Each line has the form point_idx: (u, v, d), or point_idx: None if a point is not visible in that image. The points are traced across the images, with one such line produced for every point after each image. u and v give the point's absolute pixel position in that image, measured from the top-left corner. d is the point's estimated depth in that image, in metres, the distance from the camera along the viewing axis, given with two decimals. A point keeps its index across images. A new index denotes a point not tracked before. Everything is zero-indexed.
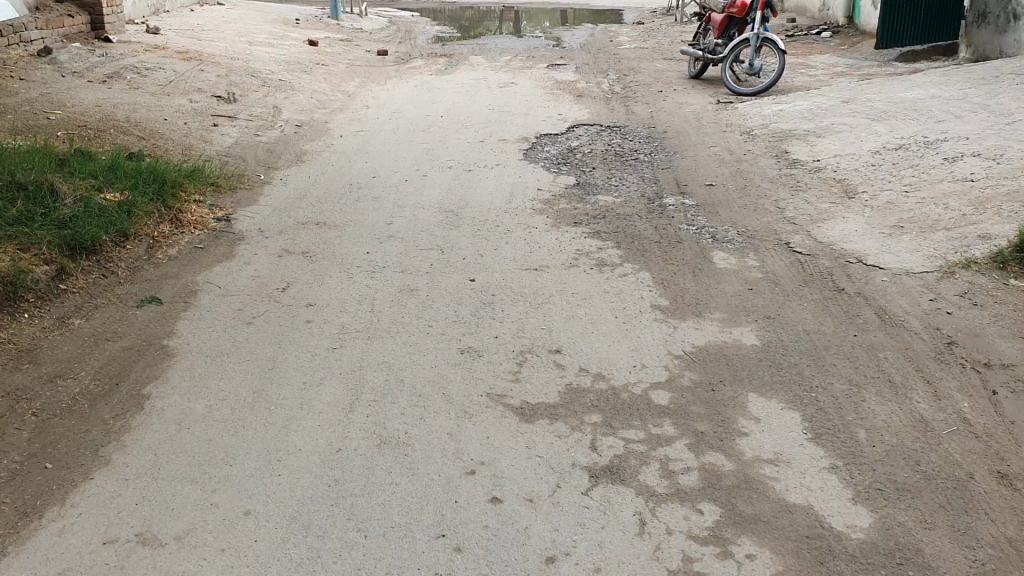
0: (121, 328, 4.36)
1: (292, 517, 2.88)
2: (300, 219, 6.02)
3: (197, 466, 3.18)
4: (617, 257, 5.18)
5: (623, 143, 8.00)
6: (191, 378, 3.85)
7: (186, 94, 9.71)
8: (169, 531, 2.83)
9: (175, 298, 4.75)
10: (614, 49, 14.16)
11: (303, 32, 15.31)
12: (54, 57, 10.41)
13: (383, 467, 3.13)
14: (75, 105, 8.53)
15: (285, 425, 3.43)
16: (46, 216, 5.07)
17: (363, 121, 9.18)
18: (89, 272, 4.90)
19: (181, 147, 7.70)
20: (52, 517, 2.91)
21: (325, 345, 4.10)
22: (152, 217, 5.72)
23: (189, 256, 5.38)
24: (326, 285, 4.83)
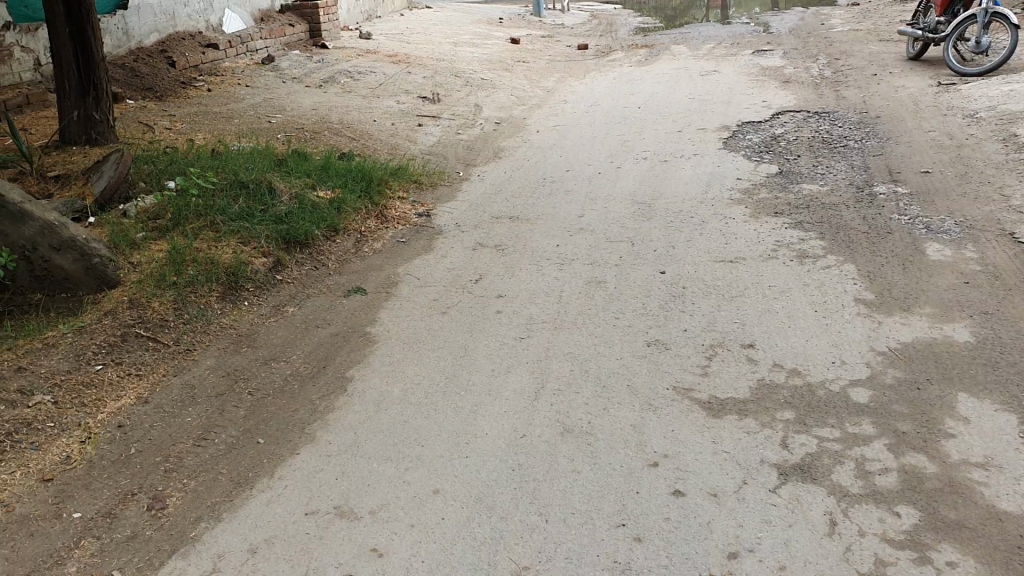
0: (328, 317, 4.64)
1: (478, 498, 2.97)
2: (496, 213, 6.18)
3: (392, 446, 3.34)
4: (819, 248, 4.96)
5: (831, 129, 7.64)
6: (388, 364, 4.05)
7: (394, 96, 10.18)
8: (364, 505, 2.99)
9: (377, 288, 5.00)
10: (825, 33, 13.54)
11: (505, 30, 15.64)
12: (277, 65, 11.22)
13: (567, 454, 3.17)
14: (294, 109, 9.16)
15: (474, 410, 3.54)
16: (265, 212, 5.48)
17: (562, 116, 9.28)
18: (302, 264, 5.26)
19: (387, 146, 8.08)
20: (262, 488, 3.15)
21: (515, 334, 4.19)
22: (360, 213, 6.05)
23: (392, 250, 5.64)
24: (518, 277, 4.92)
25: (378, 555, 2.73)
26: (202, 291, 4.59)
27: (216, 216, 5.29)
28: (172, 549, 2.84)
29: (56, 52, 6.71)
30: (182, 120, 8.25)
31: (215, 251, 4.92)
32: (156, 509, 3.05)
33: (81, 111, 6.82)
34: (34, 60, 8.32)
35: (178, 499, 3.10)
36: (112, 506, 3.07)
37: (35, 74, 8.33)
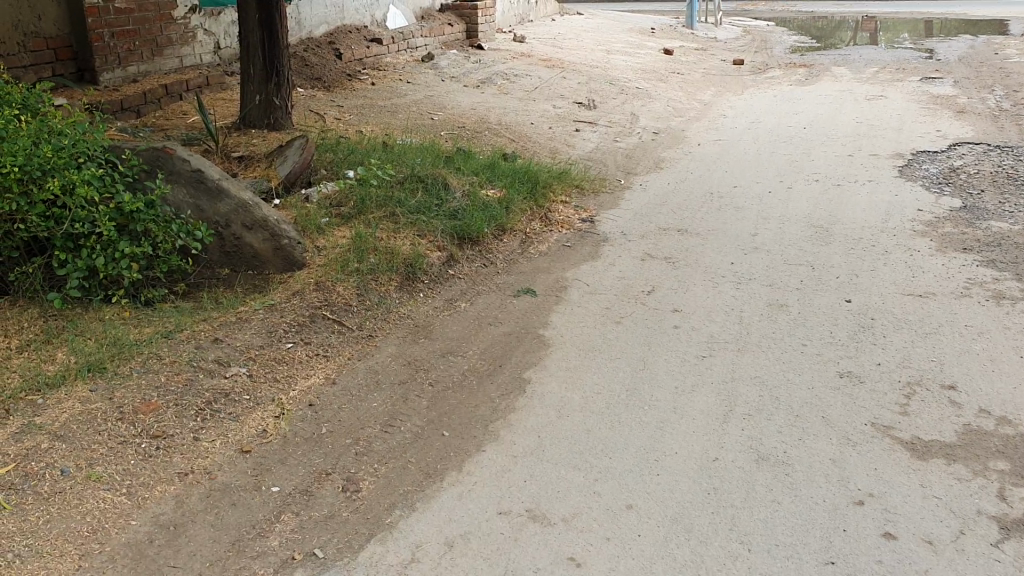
0: (501, 316, 4.65)
1: (674, 518, 2.89)
2: (662, 224, 6.08)
3: (579, 453, 3.30)
4: (1017, 290, 4.69)
5: (1017, 165, 7.25)
6: (565, 370, 4.01)
7: (551, 100, 10.18)
8: (557, 511, 2.96)
9: (548, 291, 4.99)
10: (1000, 63, 12.88)
11: (659, 40, 15.50)
12: (435, 62, 11.40)
13: (764, 484, 3.06)
14: (455, 107, 9.28)
15: (660, 426, 3.46)
16: (439, 207, 5.55)
17: (721, 130, 9.10)
18: (472, 260, 5.29)
19: (547, 149, 8.09)
20: (451, 481, 3.16)
21: (696, 352, 4.09)
22: (526, 214, 6.06)
23: (558, 253, 5.63)
24: (693, 292, 4.83)
25: (577, 564, 2.69)
26: (382, 280, 4.67)
27: (394, 207, 5.39)
28: (369, 534, 2.87)
29: (245, 40, 6.96)
30: (350, 111, 8.46)
31: (394, 242, 5.00)
32: (351, 492, 3.09)
33: (263, 96, 7.05)
34: (215, 43, 8.65)
35: (370, 484, 3.14)
36: (308, 484, 3.12)
37: (215, 56, 8.67)
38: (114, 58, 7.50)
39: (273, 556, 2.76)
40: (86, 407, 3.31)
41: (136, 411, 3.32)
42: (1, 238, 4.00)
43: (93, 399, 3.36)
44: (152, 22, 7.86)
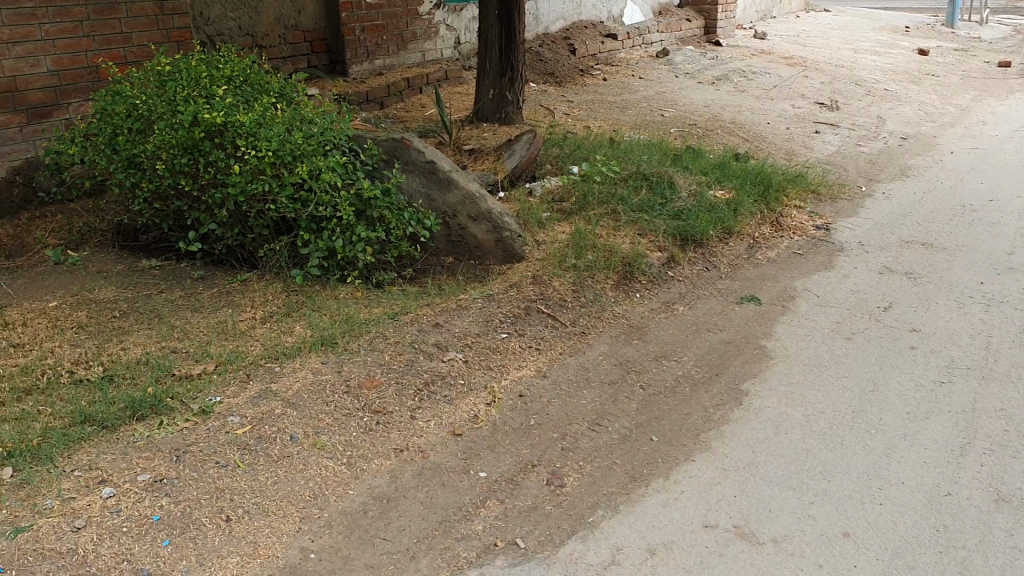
0: (720, 322, 4.51)
1: (897, 553, 2.69)
2: (904, 237, 5.68)
3: (795, 473, 3.13)
4: None
5: None
6: (787, 384, 3.83)
7: (790, 100, 9.77)
8: (767, 531, 2.82)
9: (772, 300, 4.78)
10: None
11: (913, 40, 14.52)
12: (670, 59, 11.26)
13: (1003, 527, 2.78)
14: (687, 105, 9.12)
15: (887, 453, 3.22)
16: (663, 206, 5.46)
17: (979, 138, 8.38)
18: (695, 262, 5.16)
19: (782, 151, 7.77)
20: (657, 487, 3.10)
21: (933, 377, 3.78)
22: (756, 217, 5.84)
23: (788, 261, 5.39)
24: (933, 312, 4.47)
25: None
26: (600, 277, 4.66)
27: (617, 205, 5.37)
28: (571, 530, 2.87)
29: (483, 34, 7.17)
30: (581, 107, 8.51)
31: (615, 240, 4.98)
32: (556, 486, 3.09)
33: (497, 91, 7.22)
34: (456, 38, 8.97)
35: (575, 480, 3.13)
36: (514, 473, 3.16)
37: (455, 51, 8.99)
38: (363, 51, 7.93)
39: (477, 540, 2.82)
40: (316, 378, 3.51)
41: (360, 386, 3.50)
42: (254, 217, 4.33)
43: (322, 371, 3.56)
44: (399, 17, 8.25)
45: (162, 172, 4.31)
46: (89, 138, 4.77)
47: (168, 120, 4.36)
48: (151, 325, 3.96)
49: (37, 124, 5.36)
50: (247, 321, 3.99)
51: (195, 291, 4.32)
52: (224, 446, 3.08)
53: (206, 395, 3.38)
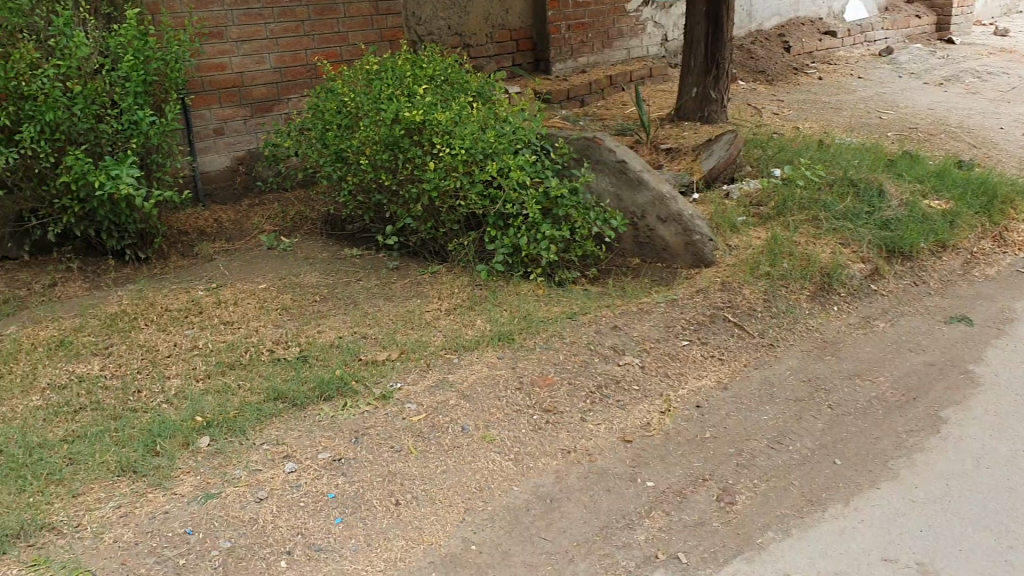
0: (924, 342, 4.20)
1: None
2: None
3: (993, 513, 2.90)
4: None
5: None
6: (993, 415, 3.52)
7: None
8: (954, 572, 2.64)
9: (987, 322, 4.40)
10: None
11: None
12: (895, 57, 10.60)
13: None
14: (909, 107, 8.55)
15: None
16: (870, 215, 5.14)
17: None
18: (901, 277, 4.83)
19: (1015, 159, 7.12)
20: (835, 513, 2.93)
21: None
22: (976, 230, 5.38)
23: (1010, 280, 4.94)
24: None
25: None
26: (794, 288, 4.45)
27: (818, 212, 5.10)
28: (737, 550, 2.76)
29: (688, 32, 7.02)
30: (790, 107, 8.17)
31: (813, 249, 4.74)
32: (725, 503, 2.99)
33: (701, 89, 7.05)
34: (663, 35, 8.85)
35: (747, 498, 3.01)
36: (683, 485, 3.07)
37: (661, 49, 8.87)
38: (568, 49, 7.97)
39: (638, 550, 2.76)
40: (492, 372, 3.57)
41: (534, 383, 3.52)
42: (446, 212, 4.45)
43: (498, 366, 3.62)
44: (606, 15, 8.24)
45: (365, 166, 4.51)
46: (303, 132, 5.07)
47: (372, 117, 4.56)
48: (345, 310, 4.15)
49: (260, 117, 5.75)
50: (433, 312, 4.11)
51: (388, 280, 4.50)
52: (399, 432, 3.18)
53: (387, 381, 3.51)
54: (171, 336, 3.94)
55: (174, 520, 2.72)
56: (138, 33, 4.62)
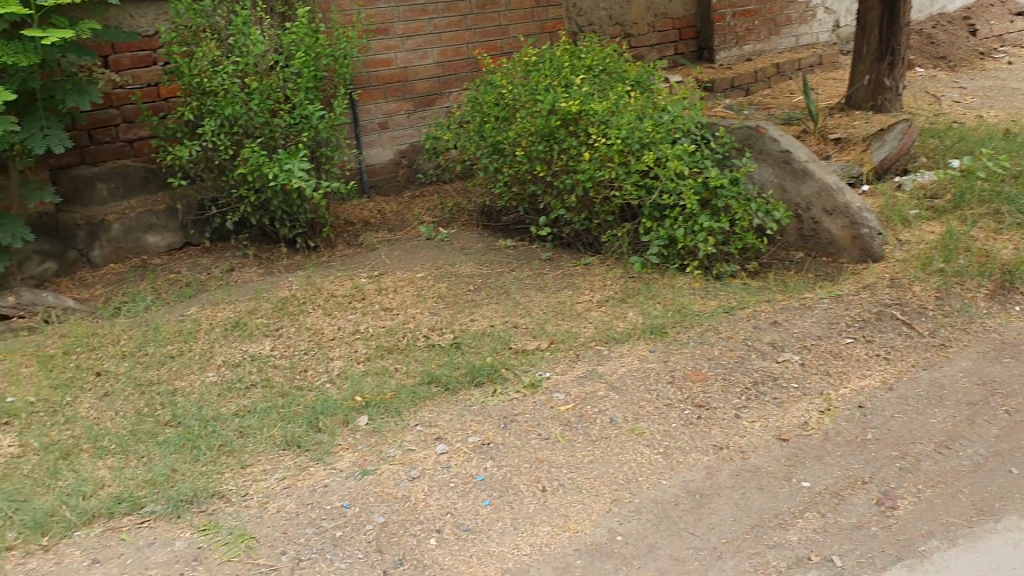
0: None
1: None
2: None
3: None
4: None
5: None
6: None
7: None
8: None
9: None
10: None
11: None
12: None
13: None
14: None
15: None
16: None
17: None
18: None
19: None
20: (1008, 525, 2.75)
21: None
22: None
23: None
24: None
25: None
26: (971, 285, 4.18)
27: (1001, 205, 4.78)
28: (897, 556, 2.64)
29: (861, 17, 6.71)
30: (973, 94, 7.67)
31: (993, 244, 4.44)
32: (886, 507, 2.85)
33: (874, 76, 6.71)
34: (835, 21, 8.46)
35: (910, 504, 2.86)
36: (841, 487, 2.95)
37: (833, 35, 8.46)
38: (732, 37, 7.77)
39: (790, 551, 2.68)
40: (644, 365, 3.54)
41: (686, 377, 3.47)
42: (601, 203, 4.43)
43: (649, 359, 3.58)
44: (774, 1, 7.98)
45: (521, 157, 4.57)
46: (462, 125, 5.13)
47: (530, 108, 4.60)
48: (498, 300, 4.21)
49: (422, 111, 5.87)
50: (585, 303, 4.10)
51: (542, 271, 4.53)
52: (548, 420, 3.21)
53: (537, 370, 3.54)
54: (334, 321, 4.11)
55: (333, 494, 2.84)
56: (310, 31, 4.84)
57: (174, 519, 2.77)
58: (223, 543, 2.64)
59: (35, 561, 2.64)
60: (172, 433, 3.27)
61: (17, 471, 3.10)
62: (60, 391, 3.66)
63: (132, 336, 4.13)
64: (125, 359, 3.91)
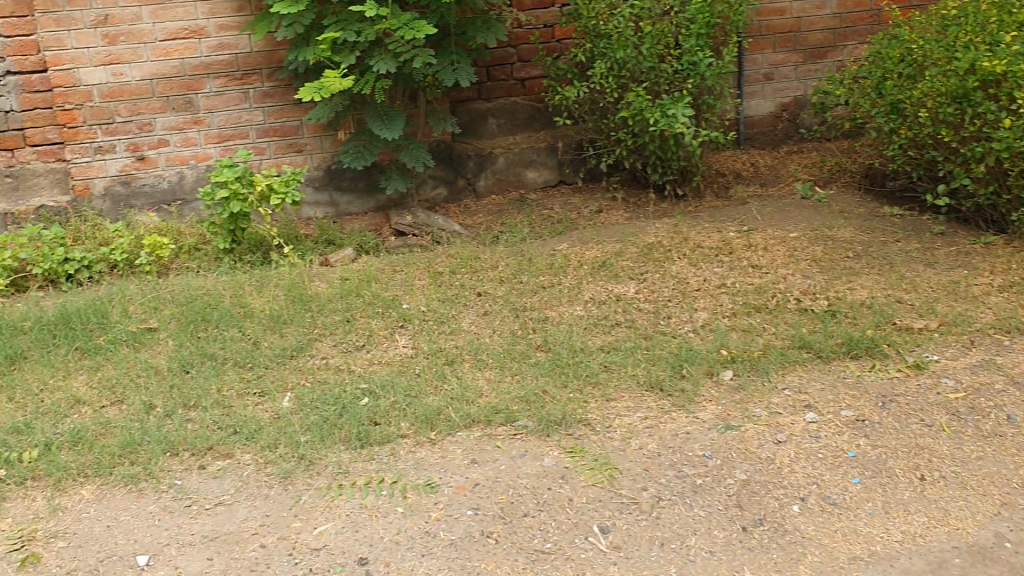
0: None
1: None
2: None
3: None
4: None
5: None
6: None
7: None
8: None
9: None
10: None
11: None
12: None
13: None
14: None
15: None
16: None
17: None
18: None
19: None
20: None
21: None
22: None
23: None
24: None
25: None
26: None
27: None
28: None
29: None
30: None
31: None
32: None
33: None
34: None
35: None
36: None
37: None
38: None
39: None
40: None
41: None
42: (1015, 176, 4.00)
43: None
44: None
45: (923, 121, 4.21)
46: (858, 80, 4.83)
47: (943, 66, 4.15)
48: (880, 271, 3.94)
49: (813, 64, 5.61)
50: (982, 286, 3.72)
51: (932, 246, 4.19)
52: (932, 406, 2.96)
53: (923, 351, 3.28)
54: (702, 272, 4.09)
55: (695, 442, 2.84)
56: None
57: (544, 437, 2.93)
58: (588, 468, 2.74)
59: (423, 451, 2.95)
60: (543, 356, 3.47)
61: (411, 370, 3.49)
62: (447, 305, 4.02)
63: (507, 263, 4.40)
64: (502, 284, 4.18)
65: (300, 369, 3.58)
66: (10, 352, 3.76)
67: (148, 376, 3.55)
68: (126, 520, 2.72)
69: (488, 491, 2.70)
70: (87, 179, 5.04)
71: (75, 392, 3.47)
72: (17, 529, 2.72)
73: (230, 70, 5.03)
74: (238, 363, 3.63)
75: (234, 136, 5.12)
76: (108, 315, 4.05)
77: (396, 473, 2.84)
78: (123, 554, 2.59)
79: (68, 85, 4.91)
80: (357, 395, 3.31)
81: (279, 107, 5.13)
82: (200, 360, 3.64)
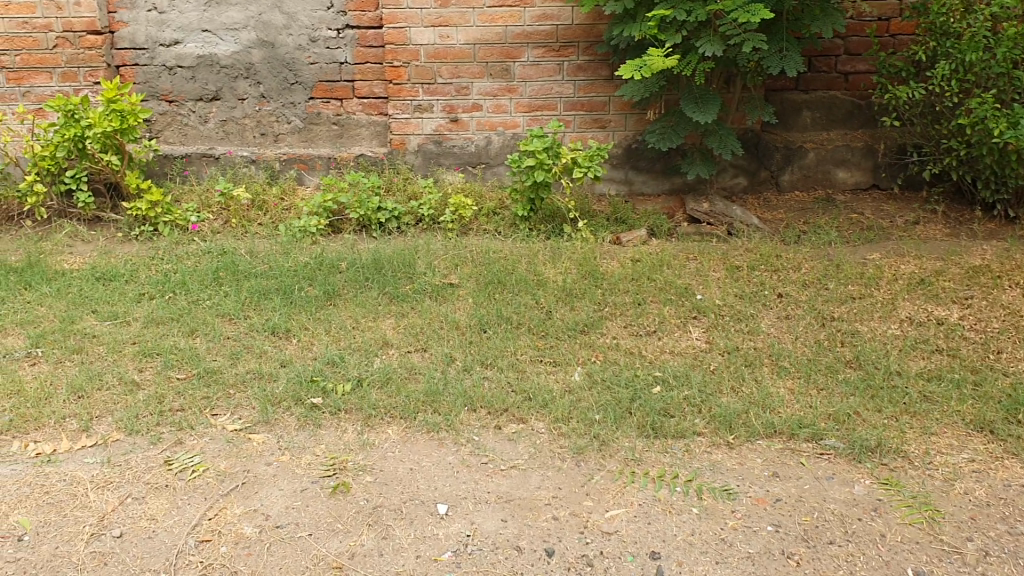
0: None
1: None
2: None
3: None
4: None
5: None
6: None
7: None
8: None
9: None
10: None
11: None
12: None
13: None
14: None
15: None
16: None
17: None
18: None
19: None
20: None
21: None
22: None
23: None
24: None
25: None
26: None
27: None
28: None
29: None
30: None
31: None
32: None
33: None
34: None
35: None
36: None
37: None
38: None
39: None
40: None
41: None
42: None
43: None
44: None
45: None
46: None
47: None
48: None
49: None
50: None
51: None
52: None
53: None
54: None
55: None
56: None
57: (855, 463, 2.76)
58: (905, 505, 2.55)
59: (720, 454, 2.84)
60: (853, 374, 3.24)
61: (706, 364, 3.38)
62: (744, 302, 3.85)
63: (810, 267, 4.16)
64: (806, 287, 3.97)
65: (592, 345, 3.56)
66: (328, 288, 4.02)
67: (449, 330, 3.67)
68: (426, 467, 2.83)
69: (791, 509, 2.56)
70: (403, 134, 5.30)
71: (383, 334, 3.65)
72: (331, 457, 2.89)
73: (548, 41, 5.09)
74: (533, 330, 3.67)
75: (543, 107, 5.20)
76: (414, 265, 4.24)
77: (691, 471, 2.75)
78: (424, 500, 2.69)
79: (399, 43, 5.14)
80: (650, 382, 3.25)
81: (591, 82, 5.14)
82: (497, 322, 3.72)
